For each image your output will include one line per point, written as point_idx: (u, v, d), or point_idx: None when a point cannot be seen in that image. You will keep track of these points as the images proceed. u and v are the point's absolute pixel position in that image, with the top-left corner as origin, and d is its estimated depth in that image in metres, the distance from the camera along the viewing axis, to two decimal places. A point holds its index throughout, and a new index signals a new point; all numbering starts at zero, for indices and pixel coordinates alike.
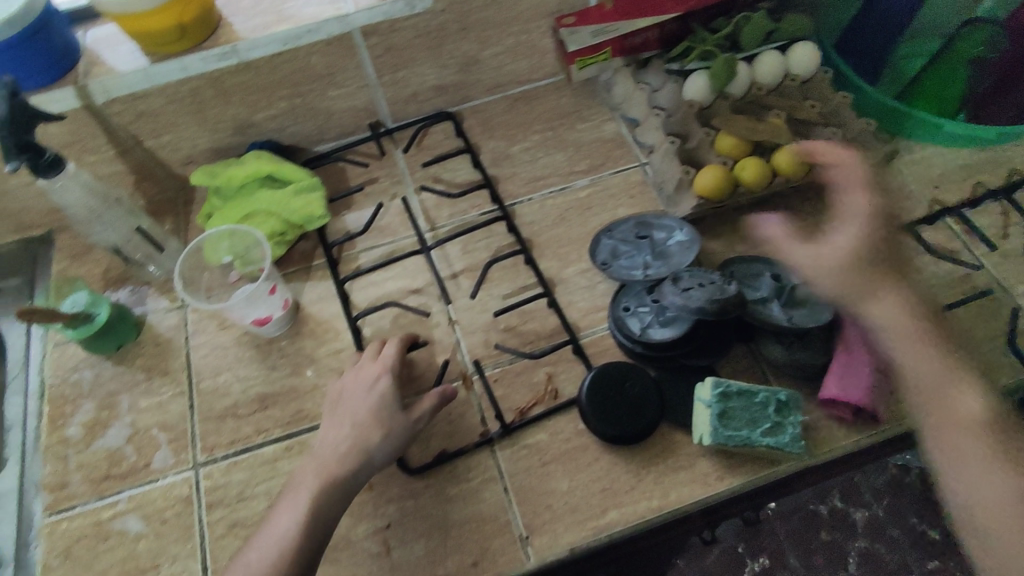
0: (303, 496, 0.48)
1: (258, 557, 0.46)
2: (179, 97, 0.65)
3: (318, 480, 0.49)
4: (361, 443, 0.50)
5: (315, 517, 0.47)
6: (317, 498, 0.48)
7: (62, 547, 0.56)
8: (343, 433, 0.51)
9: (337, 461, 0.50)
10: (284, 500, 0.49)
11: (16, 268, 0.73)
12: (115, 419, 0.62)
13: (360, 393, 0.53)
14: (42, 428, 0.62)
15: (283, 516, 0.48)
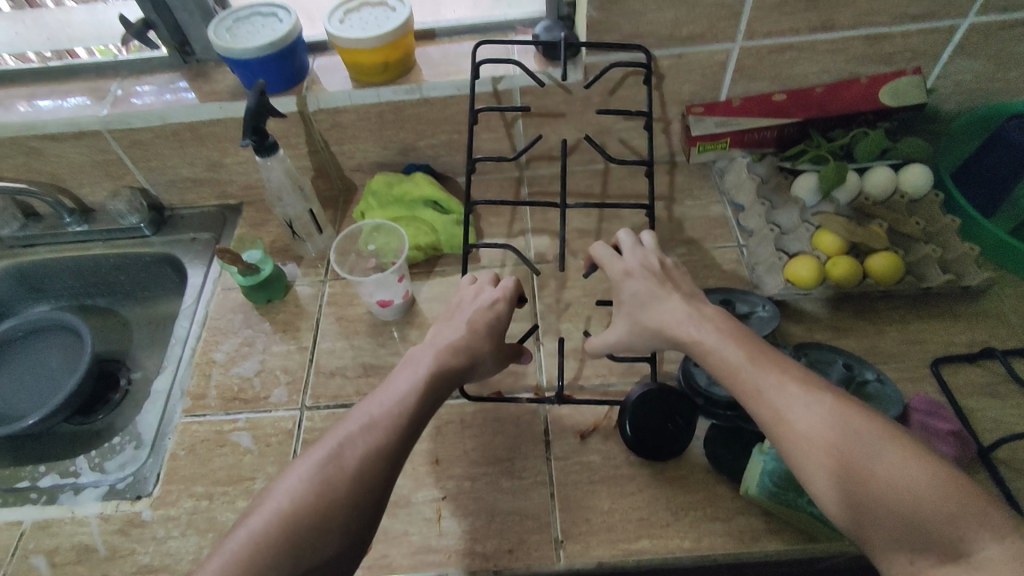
0: (424, 372, 0.52)
1: (378, 408, 0.49)
2: (367, 117, 0.81)
3: (439, 364, 0.54)
4: (474, 343, 0.57)
5: (431, 388, 0.52)
6: (435, 371, 0.53)
7: (189, 443, 0.69)
8: (461, 332, 0.57)
9: (452, 351, 0.55)
10: (399, 374, 0.53)
11: (210, 225, 0.91)
12: (250, 355, 0.75)
13: (476, 305, 0.61)
14: (199, 348, 0.77)
15: (401, 381, 0.52)
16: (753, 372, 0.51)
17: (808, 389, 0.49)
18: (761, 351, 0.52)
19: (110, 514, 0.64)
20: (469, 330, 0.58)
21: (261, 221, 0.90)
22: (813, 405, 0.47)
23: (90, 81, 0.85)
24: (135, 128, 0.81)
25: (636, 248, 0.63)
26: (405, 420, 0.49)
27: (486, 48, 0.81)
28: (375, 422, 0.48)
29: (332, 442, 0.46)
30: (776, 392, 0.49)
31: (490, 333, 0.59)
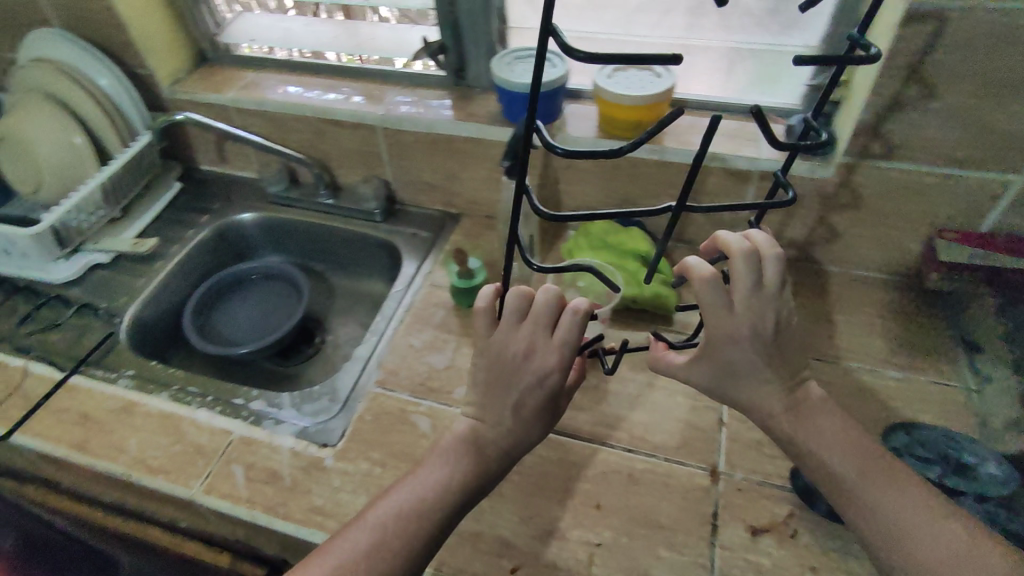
0: (461, 474, 0.56)
1: (416, 505, 0.54)
2: (603, 166, 0.86)
3: (482, 464, 0.56)
4: (518, 431, 0.57)
5: (468, 480, 0.55)
6: (469, 466, 0.56)
7: (375, 411, 0.74)
8: (507, 414, 0.57)
9: (495, 451, 0.57)
10: (439, 466, 0.56)
11: (428, 224, 1.00)
12: (442, 350, 0.81)
13: (518, 362, 0.55)
14: (399, 330, 0.84)
15: (433, 472, 0.56)
16: (863, 490, 0.50)
17: (930, 529, 0.47)
18: (880, 472, 0.51)
19: (300, 451, 0.71)
20: (512, 407, 0.56)
21: (473, 235, 0.98)
22: (930, 545, 0.47)
23: (377, 84, 0.99)
24: (402, 130, 0.92)
25: (751, 298, 0.51)
26: (441, 518, 0.54)
27: (733, 127, 0.83)
28: (406, 511, 0.53)
29: (376, 530, 0.52)
30: (890, 521, 0.48)
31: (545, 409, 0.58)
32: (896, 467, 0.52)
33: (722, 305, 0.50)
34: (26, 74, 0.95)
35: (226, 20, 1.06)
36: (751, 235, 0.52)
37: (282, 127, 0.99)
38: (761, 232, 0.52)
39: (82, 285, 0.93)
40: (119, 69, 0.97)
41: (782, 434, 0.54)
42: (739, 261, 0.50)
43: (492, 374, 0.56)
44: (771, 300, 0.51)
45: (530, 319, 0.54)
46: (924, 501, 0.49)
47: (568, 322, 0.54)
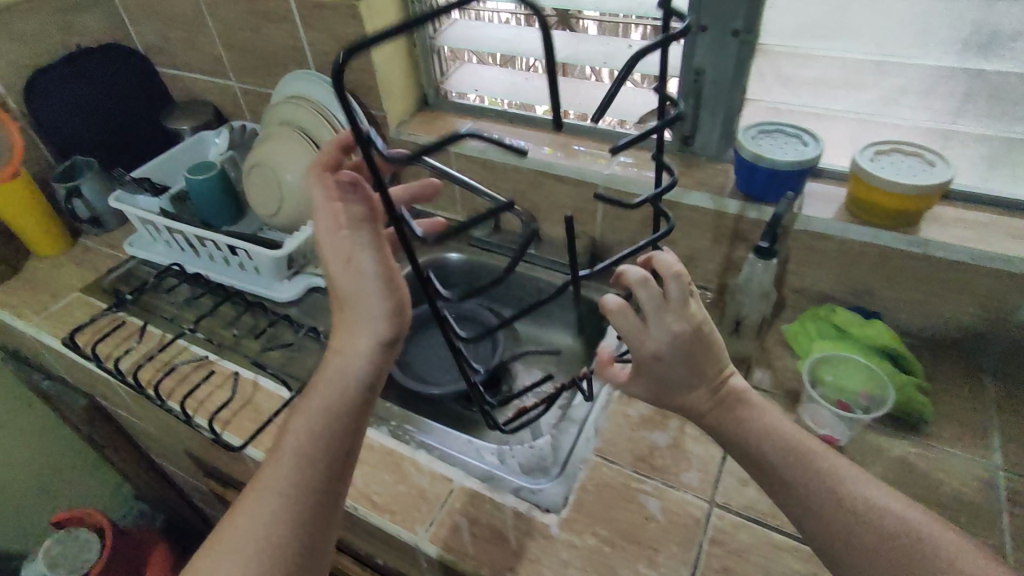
0: (306, 430, 0.55)
1: (281, 488, 0.53)
2: (848, 252, 0.81)
3: (309, 410, 0.56)
4: (372, 319, 0.55)
5: (308, 461, 0.54)
6: (301, 455, 0.54)
7: (598, 483, 0.71)
8: (333, 368, 0.56)
9: (324, 418, 0.55)
10: (292, 435, 0.55)
11: None
12: (663, 426, 0.77)
13: (362, 289, 0.54)
14: (615, 397, 0.81)
15: (281, 475, 0.54)
16: (787, 474, 0.55)
17: (839, 508, 0.53)
18: (777, 450, 0.57)
19: (523, 512, 0.69)
20: (359, 316, 0.55)
21: None
22: (862, 533, 0.51)
23: (597, 142, 0.99)
24: (628, 194, 0.92)
25: (659, 316, 0.53)
26: (305, 489, 0.54)
27: (1012, 224, 0.75)
28: (268, 539, 0.51)
29: (253, 521, 0.52)
30: (808, 505, 0.54)
31: (378, 293, 0.54)
32: (809, 450, 0.56)
33: (631, 328, 0.54)
34: (282, 110, 1.03)
35: (450, 70, 1.11)
36: (653, 258, 0.53)
37: (498, 175, 1.02)
38: (662, 254, 0.53)
39: (300, 306, 0.99)
40: (360, 110, 1.02)
41: (722, 430, 0.59)
42: (634, 280, 0.52)
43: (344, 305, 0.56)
44: (681, 312, 0.53)
45: (365, 227, 0.53)
46: (799, 457, 0.56)
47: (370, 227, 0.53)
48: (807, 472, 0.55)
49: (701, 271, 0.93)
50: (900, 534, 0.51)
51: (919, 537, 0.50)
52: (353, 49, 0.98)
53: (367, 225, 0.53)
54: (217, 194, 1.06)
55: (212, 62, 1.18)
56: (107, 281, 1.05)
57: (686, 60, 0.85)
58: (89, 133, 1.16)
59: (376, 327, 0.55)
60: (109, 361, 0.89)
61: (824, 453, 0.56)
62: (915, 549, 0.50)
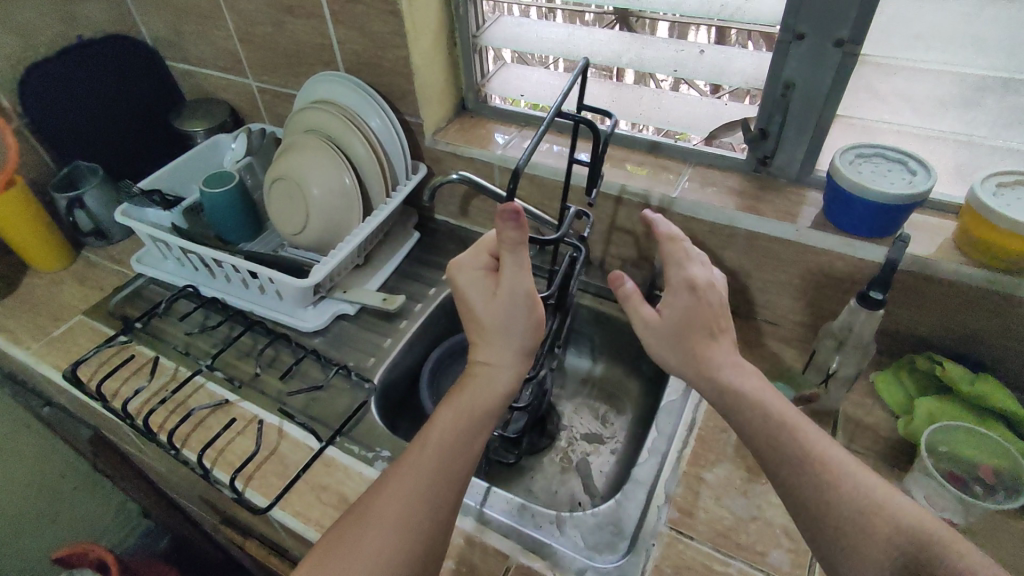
0: (439, 438, 0.57)
1: (409, 488, 0.54)
2: (959, 299, 0.69)
3: (440, 419, 0.58)
4: (514, 334, 0.59)
5: (466, 427, 0.57)
6: (462, 420, 0.57)
7: (673, 563, 0.61)
8: (499, 350, 0.59)
9: (492, 395, 0.58)
10: (421, 442, 0.57)
11: None
12: (744, 494, 0.67)
13: (518, 327, 0.58)
14: (686, 456, 0.71)
15: (443, 431, 0.57)
16: (783, 447, 0.53)
17: (828, 485, 0.51)
18: (771, 422, 0.55)
19: None
20: (505, 326, 0.59)
21: (752, 343, 0.84)
22: (855, 518, 0.49)
23: (658, 159, 0.89)
24: (698, 219, 0.81)
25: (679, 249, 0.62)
26: (438, 481, 0.54)
27: None
28: (423, 485, 0.54)
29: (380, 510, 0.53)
30: (798, 477, 0.52)
31: (527, 310, 0.58)
32: (805, 426, 0.54)
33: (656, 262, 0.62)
34: (309, 117, 0.93)
35: (490, 71, 1.00)
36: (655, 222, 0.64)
37: (547, 192, 0.91)
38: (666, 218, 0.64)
39: (326, 336, 0.89)
40: (394, 116, 0.92)
41: (720, 395, 0.57)
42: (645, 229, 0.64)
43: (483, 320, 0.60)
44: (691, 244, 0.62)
45: (517, 252, 0.53)
46: (798, 435, 0.54)
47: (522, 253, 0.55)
48: (805, 452, 0.53)
49: (776, 306, 0.83)
50: (893, 522, 0.48)
51: (914, 525, 0.48)
52: (389, 49, 0.88)
53: (516, 249, 0.54)
54: (234, 208, 0.96)
55: (227, 58, 1.07)
56: (114, 303, 0.95)
57: (774, 72, 0.74)
58: (92, 135, 1.06)
59: (518, 342, 0.59)
60: (116, 401, 0.80)
61: (825, 440, 0.54)
62: (911, 540, 0.47)
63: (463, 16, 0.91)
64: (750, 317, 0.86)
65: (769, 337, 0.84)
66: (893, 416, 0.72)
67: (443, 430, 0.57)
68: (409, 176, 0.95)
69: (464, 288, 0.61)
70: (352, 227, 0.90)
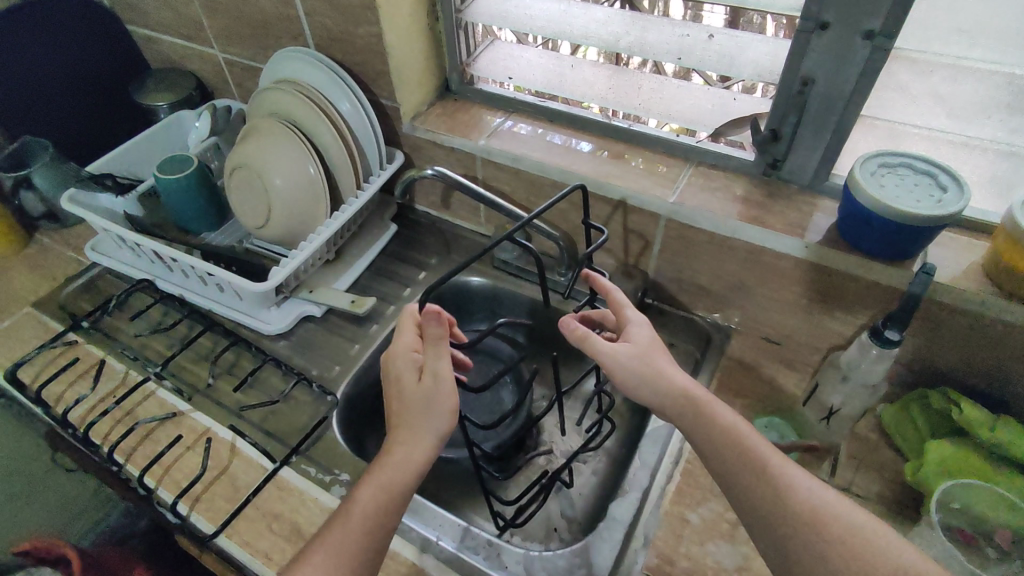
0: (352, 534, 0.49)
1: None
2: (984, 335, 0.61)
3: (356, 508, 0.50)
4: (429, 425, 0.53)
5: (377, 513, 0.50)
6: (373, 502, 0.50)
7: None
8: (414, 429, 0.53)
9: (406, 474, 0.51)
10: (333, 538, 0.49)
11: (692, 335, 0.81)
12: (730, 539, 0.61)
13: (434, 411, 0.53)
14: (669, 492, 0.65)
15: (359, 513, 0.50)
16: (739, 475, 0.49)
17: (787, 515, 0.47)
18: (721, 441, 0.51)
19: None
20: (425, 414, 0.53)
21: (750, 363, 0.77)
22: (814, 545, 0.45)
23: (656, 157, 0.80)
24: (696, 228, 0.73)
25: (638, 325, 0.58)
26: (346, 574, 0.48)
27: None
28: None
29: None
30: (756, 506, 0.48)
31: (442, 398, 0.53)
32: (759, 447, 0.50)
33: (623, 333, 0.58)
34: (274, 99, 0.84)
35: (477, 49, 0.90)
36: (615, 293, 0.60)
37: (534, 190, 0.83)
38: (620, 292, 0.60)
39: (290, 339, 0.83)
40: (366, 101, 0.83)
41: (692, 422, 0.53)
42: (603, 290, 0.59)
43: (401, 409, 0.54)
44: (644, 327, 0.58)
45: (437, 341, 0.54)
46: (750, 458, 0.50)
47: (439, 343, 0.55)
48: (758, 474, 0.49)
49: (778, 325, 0.75)
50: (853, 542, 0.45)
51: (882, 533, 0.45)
52: (360, 24, 0.78)
53: (436, 341, 0.55)
54: (194, 197, 0.88)
55: (189, 26, 0.98)
56: (65, 295, 0.89)
57: (789, 66, 0.65)
58: (43, 108, 0.98)
59: (437, 425, 0.53)
60: (59, 408, 0.74)
61: (780, 457, 0.50)
62: (875, 565, 0.44)
63: None
64: (748, 335, 0.79)
65: (769, 358, 0.77)
66: (900, 456, 0.65)
67: (358, 512, 0.50)
68: (384, 167, 0.87)
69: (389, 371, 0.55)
70: (319, 221, 0.82)
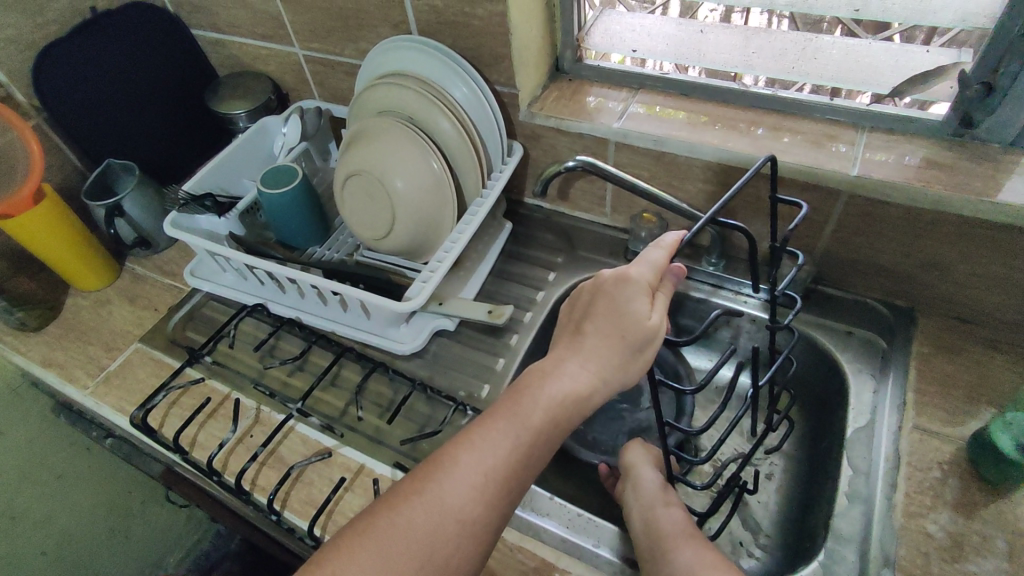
0: (509, 447, 0.46)
1: (461, 502, 0.44)
2: None
3: (527, 419, 0.47)
4: (617, 366, 0.47)
5: (543, 431, 0.47)
6: (545, 416, 0.47)
7: None
8: (597, 350, 0.48)
9: (571, 404, 0.47)
10: (489, 441, 0.46)
11: (869, 322, 0.73)
12: (987, 554, 0.54)
13: (629, 340, 0.47)
14: (900, 504, 0.58)
15: (527, 419, 0.47)
16: None
17: None
18: None
19: None
20: (621, 352, 0.47)
21: (949, 347, 0.68)
22: None
23: (819, 124, 0.72)
24: (887, 203, 0.65)
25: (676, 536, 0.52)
26: (497, 498, 0.45)
27: None
28: (477, 491, 0.45)
29: (421, 516, 0.43)
30: None
31: (637, 335, 0.47)
32: None
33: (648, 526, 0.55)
34: (379, 95, 0.77)
35: (587, 20, 0.82)
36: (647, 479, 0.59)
37: (677, 173, 0.75)
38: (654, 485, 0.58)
39: (424, 357, 0.76)
40: (485, 85, 0.75)
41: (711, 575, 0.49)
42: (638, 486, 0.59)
43: (601, 330, 0.48)
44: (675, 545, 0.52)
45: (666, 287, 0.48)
46: None
47: (667, 298, 0.48)
48: None
49: (980, 303, 0.68)
50: None
51: None
52: (477, 2, 0.70)
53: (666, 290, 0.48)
54: (300, 209, 0.81)
55: (264, 22, 0.90)
56: (172, 326, 0.83)
57: (1012, 6, 0.56)
58: (119, 126, 0.92)
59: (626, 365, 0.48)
60: (198, 453, 0.68)
61: None
62: None
63: None
64: (939, 315, 0.71)
65: (970, 340, 0.69)
66: None
67: (524, 417, 0.47)
68: (506, 160, 0.80)
69: (604, 287, 0.49)
70: (446, 223, 0.75)
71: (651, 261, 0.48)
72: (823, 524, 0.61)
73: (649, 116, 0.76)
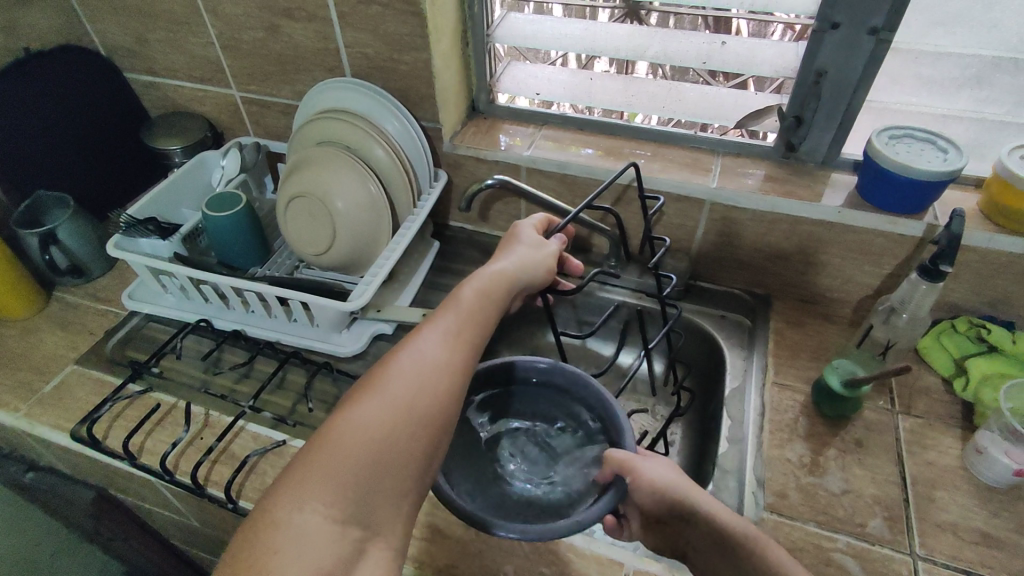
0: (462, 314, 0.57)
1: (435, 353, 0.53)
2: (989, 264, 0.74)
3: (470, 295, 0.59)
4: (530, 266, 0.64)
5: (487, 304, 0.59)
6: (484, 292, 0.60)
7: (785, 545, 0.62)
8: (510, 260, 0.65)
9: (504, 290, 0.61)
10: (446, 314, 0.57)
11: (737, 306, 0.90)
12: (829, 470, 0.69)
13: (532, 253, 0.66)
14: (767, 440, 0.72)
15: (470, 297, 0.59)
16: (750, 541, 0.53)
17: None
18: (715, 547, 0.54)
19: None
20: (530, 256, 0.65)
21: (796, 321, 0.86)
22: None
23: (683, 150, 0.90)
24: (738, 208, 0.83)
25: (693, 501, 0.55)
26: (463, 349, 0.55)
27: None
28: (446, 344, 0.54)
29: (407, 364, 0.51)
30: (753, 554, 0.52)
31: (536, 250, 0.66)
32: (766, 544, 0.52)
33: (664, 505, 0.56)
34: (320, 129, 0.87)
35: (497, 69, 0.96)
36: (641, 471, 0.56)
37: (577, 191, 0.90)
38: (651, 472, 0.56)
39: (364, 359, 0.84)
40: (413, 120, 0.88)
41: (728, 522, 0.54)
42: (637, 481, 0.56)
43: (511, 250, 0.66)
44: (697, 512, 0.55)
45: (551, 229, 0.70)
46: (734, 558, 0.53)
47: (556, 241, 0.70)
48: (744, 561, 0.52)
49: (814, 286, 0.86)
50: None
51: None
52: (406, 51, 0.83)
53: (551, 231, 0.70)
54: (242, 232, 0.88)
55: (202, 67, 0.98)
56: (110, 347, 0.85)
57: (806, 62, 0.77)
58: (50, 159, 0.95)
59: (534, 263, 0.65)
60: (149, 457, 0.71)
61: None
62: None
63: (477, 15, 0.88)
64: (786, 299, 0.89)
65: (809, 315, 0.87)
66: (939, 378, 0.77)
67: (468, 295, 0.59)
68: (432, 184, 0.92)
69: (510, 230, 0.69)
70: (383, 236, 0.85)
71: (534, 220, 0.71)
72: (711, 466, 0.74)
73: (552, 146, 0.92)
